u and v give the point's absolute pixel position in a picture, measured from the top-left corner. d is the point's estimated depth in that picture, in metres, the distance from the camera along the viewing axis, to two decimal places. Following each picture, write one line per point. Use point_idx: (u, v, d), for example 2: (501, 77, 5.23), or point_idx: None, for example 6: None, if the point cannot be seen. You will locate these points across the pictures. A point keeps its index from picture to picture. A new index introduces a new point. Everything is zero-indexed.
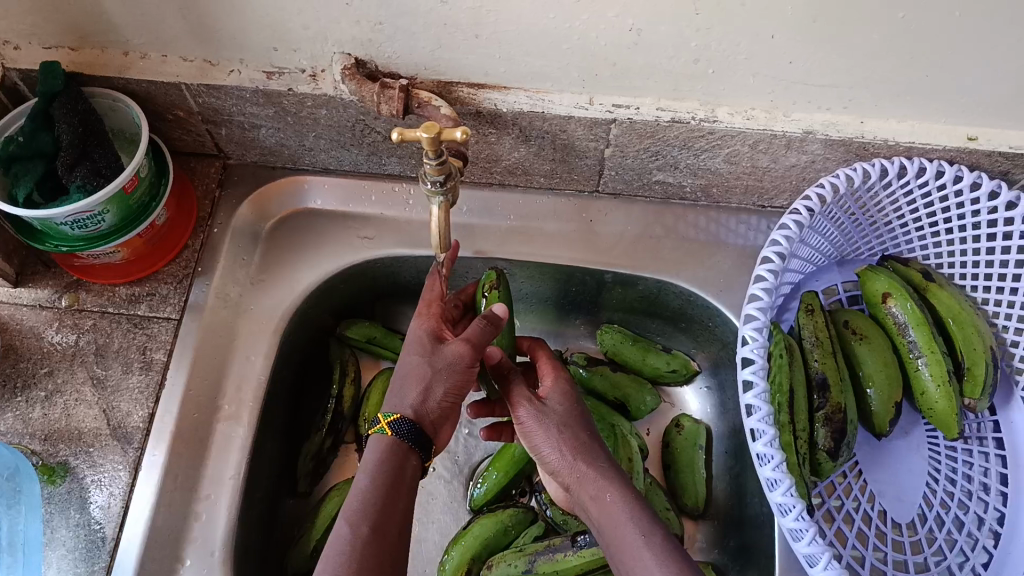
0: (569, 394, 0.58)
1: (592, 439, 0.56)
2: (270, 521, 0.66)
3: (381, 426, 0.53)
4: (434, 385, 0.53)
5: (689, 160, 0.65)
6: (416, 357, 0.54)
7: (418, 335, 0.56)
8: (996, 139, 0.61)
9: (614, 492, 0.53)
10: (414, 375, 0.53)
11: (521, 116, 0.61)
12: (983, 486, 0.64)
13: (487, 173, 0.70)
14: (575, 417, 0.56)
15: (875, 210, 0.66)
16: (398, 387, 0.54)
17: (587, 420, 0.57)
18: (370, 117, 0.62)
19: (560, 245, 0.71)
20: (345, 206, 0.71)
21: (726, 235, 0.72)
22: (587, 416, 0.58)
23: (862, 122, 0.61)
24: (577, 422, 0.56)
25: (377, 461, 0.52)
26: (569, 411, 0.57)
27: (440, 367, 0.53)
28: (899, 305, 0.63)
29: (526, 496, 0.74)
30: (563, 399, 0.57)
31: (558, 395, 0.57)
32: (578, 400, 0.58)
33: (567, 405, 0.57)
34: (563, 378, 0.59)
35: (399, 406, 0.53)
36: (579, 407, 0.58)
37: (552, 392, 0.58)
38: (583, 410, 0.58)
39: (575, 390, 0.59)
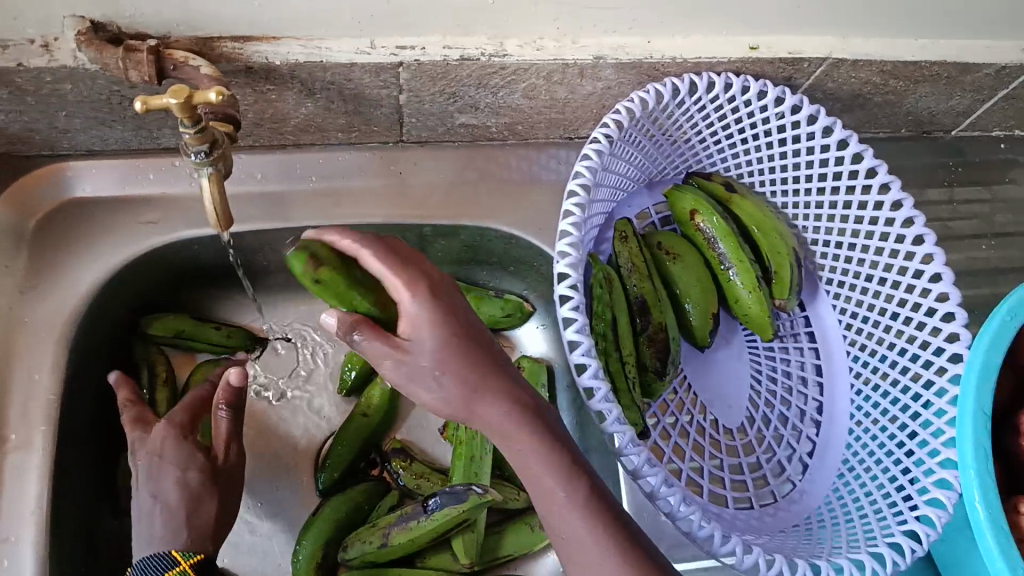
0: (432, 320, 0.46)
1: (472, 376, 0.47)
2: (89, 549, 0.60)
3: (182, 568, 0.52)
4: (192, 514, 0.55)
5: (488, 99, 0.63)
6: (167, 490, 0.55)
7: (178, 454, 0.56)
8: (775, 47, 0.61)
9: (502, 418, 0.47)
10: (199, 505, 0.56)
11: (297, 69, 0.56)
12: (802, 380, 0.68)
13: (276, 134, 0.64)
14: (443, 364, 0.46)
15: (673, 129, 0.66)
16: (178, 513, 0.55)
17: (455, 342, 0.46)
18: (124, 86, 0.55)
19: (372, 203, 0.67)
20: (121, 191, 0.64)
21: (539, 172, 0.70)
22: (458, 335, 0.46)
23: (649, 42, 0.60)
24: (452, 365, 0.46)
25: None
26: (442, 356, 0.46)
27: (190, 488, 0.56)
28: (706, 220, 0.65)
29: (376, 467, 0.71)
30: (428, 335, 0.46)
31: (421, 334, 0.46)
32: (440, 317, 0.46)
33: (438, 339, 0.46)
34: (406, 298, 0.46)
35: (196, 546, 0.54)
36: (443, 334, 0.46)
37: (411, 330, 0.46)
38: (454, 332, 0.46)
39: (432, 304, 0.46)
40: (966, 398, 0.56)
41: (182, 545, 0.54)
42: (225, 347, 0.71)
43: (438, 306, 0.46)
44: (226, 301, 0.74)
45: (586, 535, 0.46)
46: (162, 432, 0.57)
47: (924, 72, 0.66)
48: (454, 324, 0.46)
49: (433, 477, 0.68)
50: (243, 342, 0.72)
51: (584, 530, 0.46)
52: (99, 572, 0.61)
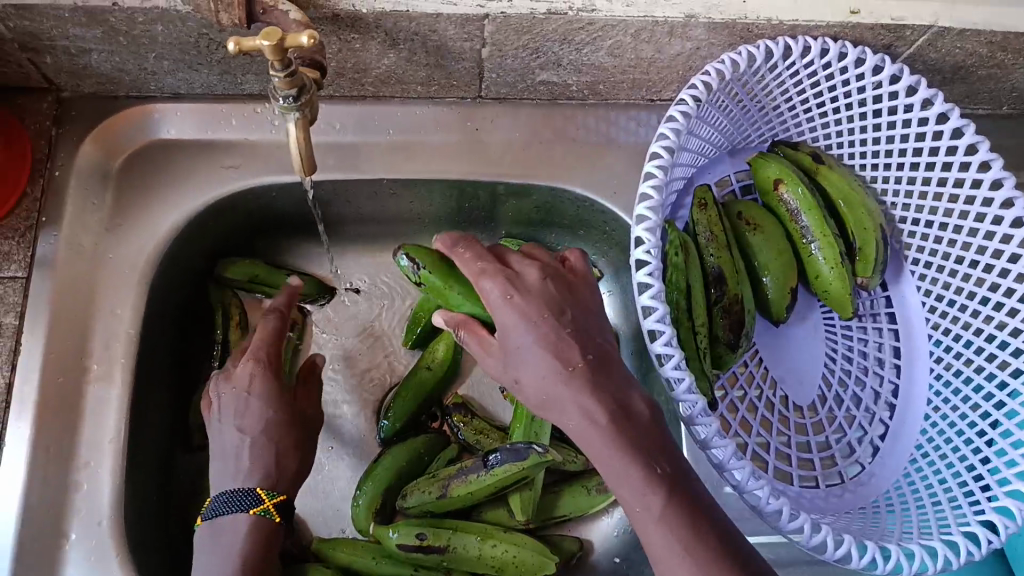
0: (514, 314, 0.50)
1: (557, 378, 0.49)
2: (165, 481, 0.63)
3: (266, 506, 0.54)
4: (276, 451, 0.56)
5: (572, 56, 0.61)
6: (251, 426, 0.56)
7: (260, 394, 0.57)
8: (878, 11, 0.58)
9: (585, 420, 0.48)
10: (282, 446, 0.57)
11: (383, 17, 0.55)
12: (879, 361, 0.66)
13: (356, 85, 0.64)
14: (524, 357, 0.50)
15: (762, 94, 0.64)
16: (263, 450, 0.56)
17: (542, 335, 0.49)
18: (213, 29, 0.55)
19: (448, 158, 0.67)
20: (205, 135, 0.65)
21: (616, 134, 0.69)
22: (542, 327, 0.50)
23: (744, 2, 0.56)
24: (533, 361, 0.49)
25: (253, 548, 0.52)
26: (529, 348, 0.49)
27: (273, 425, 0.57)
28: (791, 191, 0.62)
29: (437, 421, 0.72)
30: (512, 329, 0.50)
31: (507, 328, 0.50)
32: (526, 312, 0.50)
33: (518, 331, 0.50)
34: (492, 291, 0.51)
35: (278, 486, 0.55)
36: (528, 324, 0.50)
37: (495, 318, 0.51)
38: (538, 323, 0.50)
39: (517, 297, 0.51)
40: None
41: (262, 482, 0.55)
42: (296, 296, 0.72)
43: (525, 296, 0.51)
44: (298, 249, 0.75)
45: (670, 549, 0.44)
46: (246, 371, 0.58)
47: None
48: (542, 317, 0.50)
49: (493, 433, 0.68)
50: (313, 291, 0.72)
51: (671, 544, 0.44)
52: (173, 504, 0.63)
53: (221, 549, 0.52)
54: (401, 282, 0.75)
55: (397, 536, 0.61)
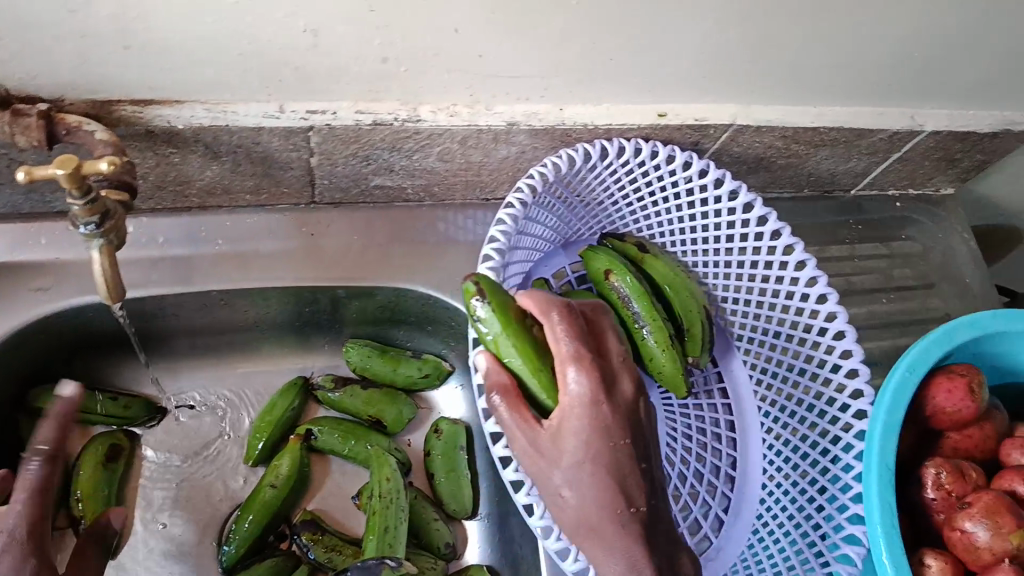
0: (593, 429, 0.47)
1: (601, 508, 0.48)
2: None
3: None
4: None
5: (402, 162, 0.62)
6: None
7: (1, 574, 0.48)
8: (682, 113, 0.64)
9: (620, 547, 0.48)
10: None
11: (202, 132, 0.54)
12: (716, 436, 0.67)
13: (181, 197, 0.62)
14: (585, 476, 0.48)
15: (586, 192, 0.67)
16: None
17: (615, 460, 0.48)
18: (14, 151, 0.52)
19: (282, 265, 0.65)
20: (11, 256, 0.60)
21: (455, 233, 0.70)
22: (617, 452, 0.48)
23: (561, 109, 0.61)
24: (593, 484, 0.48)
25: None
26: (596, 467, 0.48)
27: None
28: (621, 279, 0.65)
29: (286, 541, 0.67)
30: (583, 446, 0.48)
31: (575, 445, 0.48)
32: (609, 433, 0.48)
33: (587, 451, 0.47)
34: (579, 400, 0.48)
35: None
36: (603, 445, 0.48)
37: (567, 428, 0.48)
38: (612, 445, 0.48)
39: (608, 414, 0.48)
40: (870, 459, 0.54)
41: None
42: (124, 420, 0.68)
43: (609, 415, 0.48)
44: (124, 370, 0.70)
45: None
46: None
47: (822, 137, 0.70)
48: (622, 439, 0.48)
49: (346, 550, 0.65)
50: (141, 413, 0.69)
51: None
52: None
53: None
54: (240, 394, 0.72)
55: None
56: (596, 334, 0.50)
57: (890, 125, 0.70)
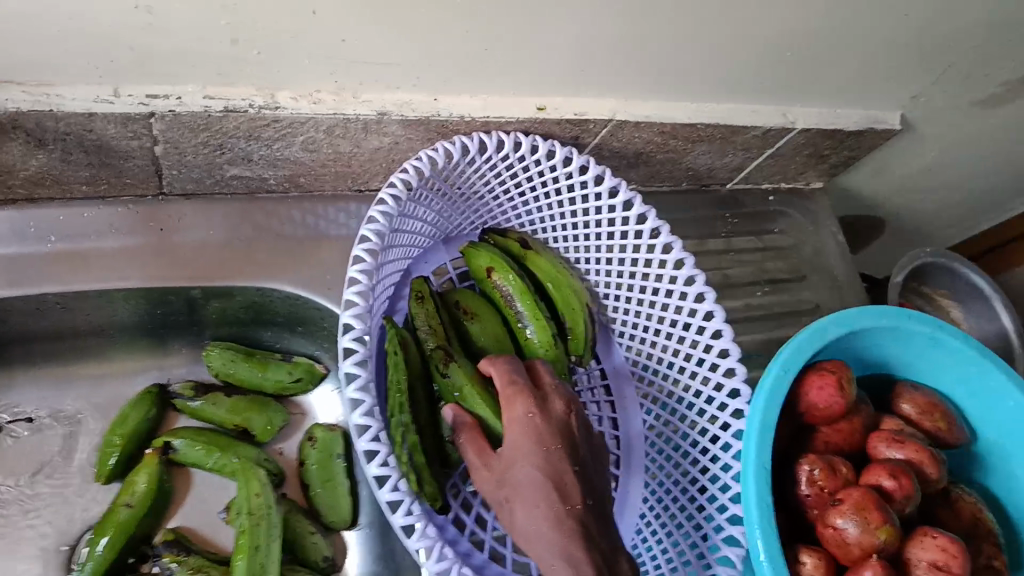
0: (531, 433, 0.51)
1: (540, 508, 0.48)
2: None
3: None
4: None
5: (263, 152, 0.57)
6: None
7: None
8: (561, 107, 0.62)
9: (559, 546, 0.47)
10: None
11: (21, 118, 0.48)
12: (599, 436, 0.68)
13: (2, 189, 0.54)
14: (522, 479, 0.49)
15: (466, 186, 0.64)
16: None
17: (552, 464, 0.50)
18: None
19: (130, 264, 0.59)
20: None
21: (327, 227, 0.65)
22: (552, 457, 0.50)
23: (435, 100, 0.58)
24: (529, 486, 0.49)
25: None
26: (531, 472, 0.49)
27: None
28: (503, 278, 0.63)
29: (147, 562, 0.62)
30: (519, 454, 0.50)
31: (514, 453, 0.50)
32: (545, 438, 0.51)
33: (523, 455, 0.50)
34: (516, 412, 0.52)
35: None
36: (542, 448, 0.50)
37: (511, 442, 0.51)
38: (547, 449, 0.50)
39: (541, 423, 0.51)
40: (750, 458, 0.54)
41: None
42: None
43: (542, 425, 0.51)
44: None
45: None
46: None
47: (700, 133, 0.69)
48: (558, 447, 0.51)
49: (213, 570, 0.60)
50: None
51: None
52: None
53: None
54: (86, 405, 0.65)
55: None
56: (541, 373, 0.56)
57: (764, 121, 0.71)
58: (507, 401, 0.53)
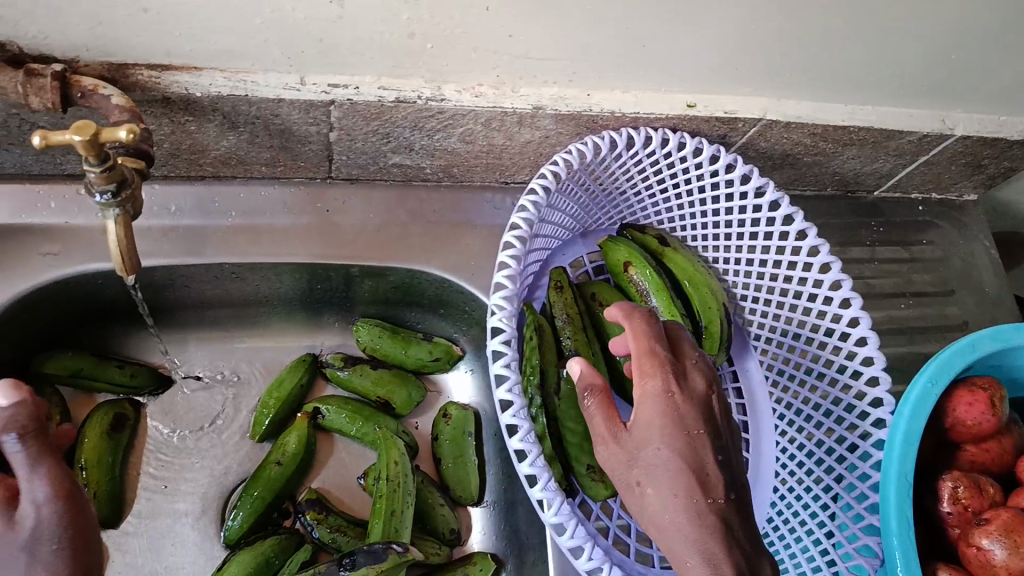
0: (669, 415, 0.47)
1: (679, 499, 0.46)
2: None
3: None
4: None
5: (423, 141, 0.61)
6: None
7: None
8: (711, 105, 0.62)
9: (696, 543, 0.45)
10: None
11: (220, 101, 0.53)
12: None
13: (195, 166, 0.60)
14: (659, 464, 0.46)
15: (610, 181, 0.66)
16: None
17: (691, 450, 0.47)
18: (26, 110, 0.50)
19: (298, 241, 0.64)
20: (16, 219, 0.58)
21: (473, 216, 0.68)
22: (691, 442, 0.47)
23: (588, 95, 0.59)
24: (667, 473, 0.46)
25: None
26: (669, 458, 0.46)
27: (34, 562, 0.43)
28: (640, 273, 0.64)
29: (290, 518, 0.67)
30: (654, 437, 0.47)
31: (650, 435, 0.47)
32: (685, 420, 0.47)
33: (661, 438, 0.47)
34: (653, 387, 0.48)
35: None
36: (682, 433, 0.47)
37: (645, 419, 0.48)
38: (687, 433, 0.47)
39: (682, 404, 0.47)
40: (889, 480, 0.53)
41: None
42: (132, 387, 0.66)
43: (682, 405, 0.47)
44: (133, 337, 0.69)
45: None
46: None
47: (850, 137, 0.68)
48: (699, 431, 0.47)
49: (351, 530, 0.65)
50: (147, 383, 0.68)
51: None
52: None
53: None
54: (247, 368, 0.71)
55: None
56: (678, 338, 0.51)
57: (920, 127, 0.68)
58: (642, 370, 0.48)
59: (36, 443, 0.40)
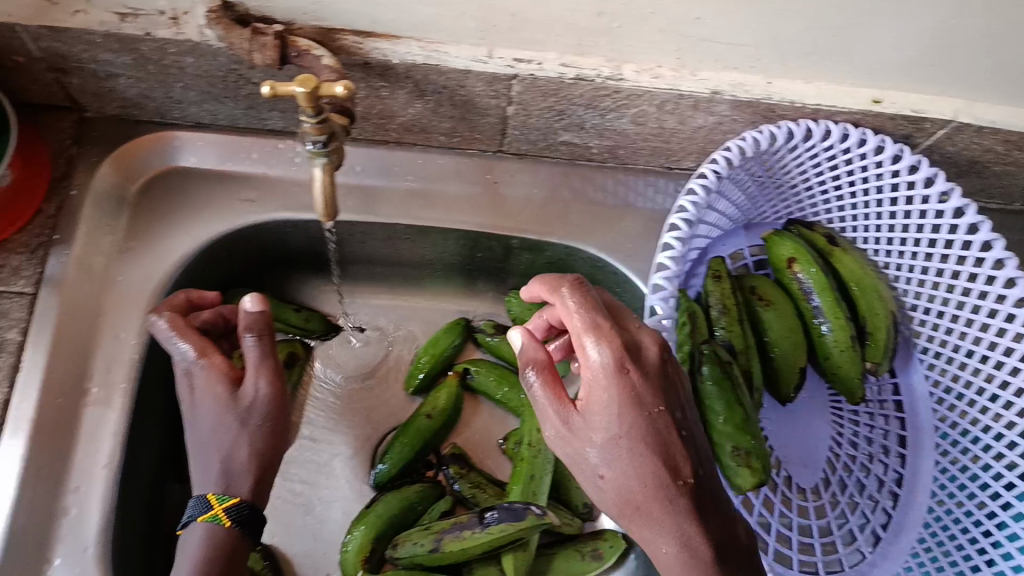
0: (618, 397, 0.46)
1: (647, 488, 0.46)
2: (151, 524, 0.61)
3: (216, 513, 0.49)
4: (233, 453, 0.50)
5: (595, 120, 0.62)
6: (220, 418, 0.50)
7: (207, 386, 0.51)
8: (899, 102, 0.59)
9: (680, 532, 0.46)
10: (229, 443, 0.50)
11: (414, 68, 0.56)
12: (883, 449, 0.66)
13: (381, 130, 0.65)
14: (618, 450, 0.47)
15: (781, 173, 0.65)
16: (214, 456, 0.50)
17: (660, 436, 0.47)
18: (244, 67, 0.55)
19: (465, 209, 0.67)
20: (224, 165, 0.65)
21: (634, 199, 0.69)
22: (655, 425, 0.47)
23: (768, 83, 0.58)
24: (635, 460, 0.46)
25: (204, 558, 0.48)
26: (617, 442, 0.46)
27: (250, 422, 0.51)
28: (805, 271, 0.63)
29: (433, 469, 0.71)
30: (624, 423, 0.47)
31: (603, 418, 0.47)
32: (641, 402, 0.47)
33: (620, 425, 0.46)
34: (617, 371, 0.46)
35: (235, 490, 0.50)
36: (641, 417, 0.47)
37: (593, 400, 0.47)
38: (646, 415, 0.47)
39: (637, 384, 0.47)
40: None
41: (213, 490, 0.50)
42: (303, 330, 0.72)
43: (650, 385, 0.47)
44: (306, 285, 0.75)
45: None
46: (189, 361, 0.51)
47: None
48: (658, 412, 0.47)
49: (490, 490, 0.68)
50: (319, 326, 0.73)
51: None
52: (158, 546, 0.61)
53: (180, 560, 0.49)
54: (404, 326, 0.76)
55: None
56: (615, 312, 0.50)
57: None
58: (588, 349, 0.47)
59: (267, 341, 0.52)
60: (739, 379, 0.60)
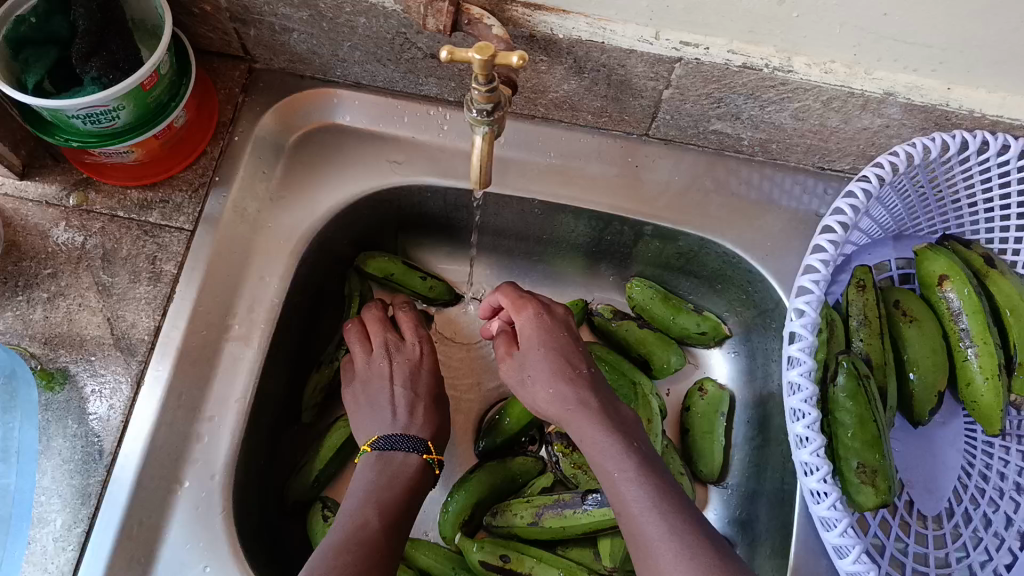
0: (538, 324, 0.60)
1: (566, 387, 0.57)
2: (270, 462, 0.64)
3: (430, 459, 0.59)
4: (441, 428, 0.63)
5: (753, 112, 0.60)
6: (442, 399, 0.64)
7: (433, 366, 0.64)
8: None
9: (592, 419, 0.55)
10: (439, 416, 0.63)
11: (578, 45, 0.55)
12: (1016, 486, 0.62)
13: (532, 104, 0.65)
14: (536, 364, 0.58)
15: (945, 185, 0.61)
16: (431, 417, 0.62)
17: (565, 350, 0.59)
18: (412, 30, 0.56)
19: (602, 190, 0.66)
20: (375, 125, 0.66)
21: (779, 196, 0.67)
22: (562, 344, 0.59)
23: (948, 89, 0.55)
24: (549, 367, 0.58)
25: (415, 480, 0.57)
26: (542, 357, 0.58)
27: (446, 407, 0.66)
28: (957, 290, 0.60)
29: (536, 445, 0.71)
30: (534, 345, 0.59)
31: (529, 345, 0.59)
32: (552, 329, 0.60)
33: (539, 346, 0.59)
34: (526, 311, 0.61)
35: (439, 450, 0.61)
36: (552, 338, 0.59)
37: (524, 338, 0.60)
38: (557, 339, 0.59)
39: (546, 319, 0.60)
40: None
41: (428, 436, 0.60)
42: (426, 297, 0.73)
43: (566, 332, 0.60)
44: (434, 249, 0.76)
45: None
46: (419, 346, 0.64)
47: None
48: (565, 337, 0.60)
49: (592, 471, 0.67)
50: (443, 294, 0.73)
51: None
52: (274, 484, 0.64)
53: (392, 473, 0.57)
54: None
55: (481, 552, 0.61)
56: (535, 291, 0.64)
57: None
58: (510, 304, 0.62)
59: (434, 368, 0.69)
60: (876, 394, 0.57)
